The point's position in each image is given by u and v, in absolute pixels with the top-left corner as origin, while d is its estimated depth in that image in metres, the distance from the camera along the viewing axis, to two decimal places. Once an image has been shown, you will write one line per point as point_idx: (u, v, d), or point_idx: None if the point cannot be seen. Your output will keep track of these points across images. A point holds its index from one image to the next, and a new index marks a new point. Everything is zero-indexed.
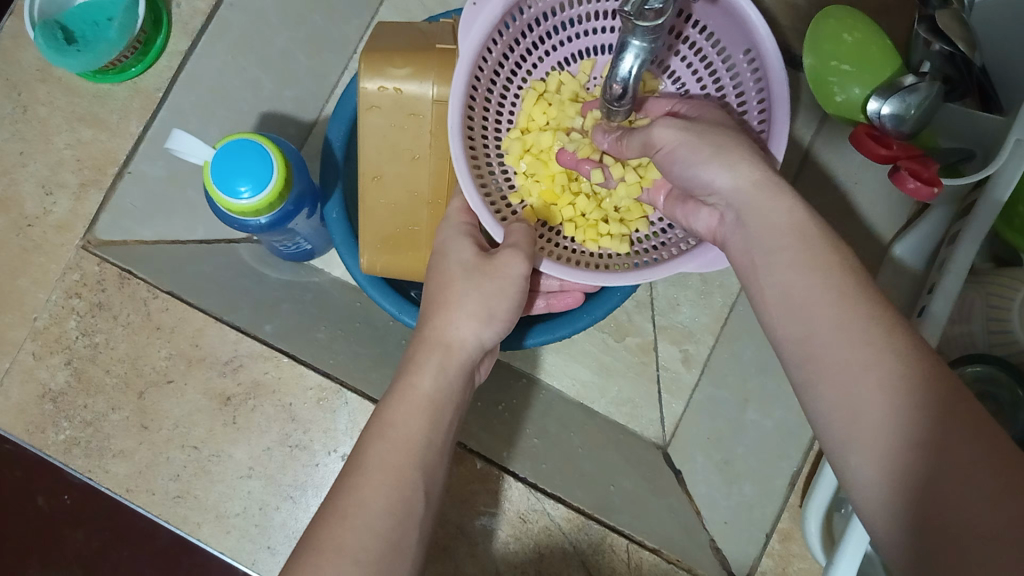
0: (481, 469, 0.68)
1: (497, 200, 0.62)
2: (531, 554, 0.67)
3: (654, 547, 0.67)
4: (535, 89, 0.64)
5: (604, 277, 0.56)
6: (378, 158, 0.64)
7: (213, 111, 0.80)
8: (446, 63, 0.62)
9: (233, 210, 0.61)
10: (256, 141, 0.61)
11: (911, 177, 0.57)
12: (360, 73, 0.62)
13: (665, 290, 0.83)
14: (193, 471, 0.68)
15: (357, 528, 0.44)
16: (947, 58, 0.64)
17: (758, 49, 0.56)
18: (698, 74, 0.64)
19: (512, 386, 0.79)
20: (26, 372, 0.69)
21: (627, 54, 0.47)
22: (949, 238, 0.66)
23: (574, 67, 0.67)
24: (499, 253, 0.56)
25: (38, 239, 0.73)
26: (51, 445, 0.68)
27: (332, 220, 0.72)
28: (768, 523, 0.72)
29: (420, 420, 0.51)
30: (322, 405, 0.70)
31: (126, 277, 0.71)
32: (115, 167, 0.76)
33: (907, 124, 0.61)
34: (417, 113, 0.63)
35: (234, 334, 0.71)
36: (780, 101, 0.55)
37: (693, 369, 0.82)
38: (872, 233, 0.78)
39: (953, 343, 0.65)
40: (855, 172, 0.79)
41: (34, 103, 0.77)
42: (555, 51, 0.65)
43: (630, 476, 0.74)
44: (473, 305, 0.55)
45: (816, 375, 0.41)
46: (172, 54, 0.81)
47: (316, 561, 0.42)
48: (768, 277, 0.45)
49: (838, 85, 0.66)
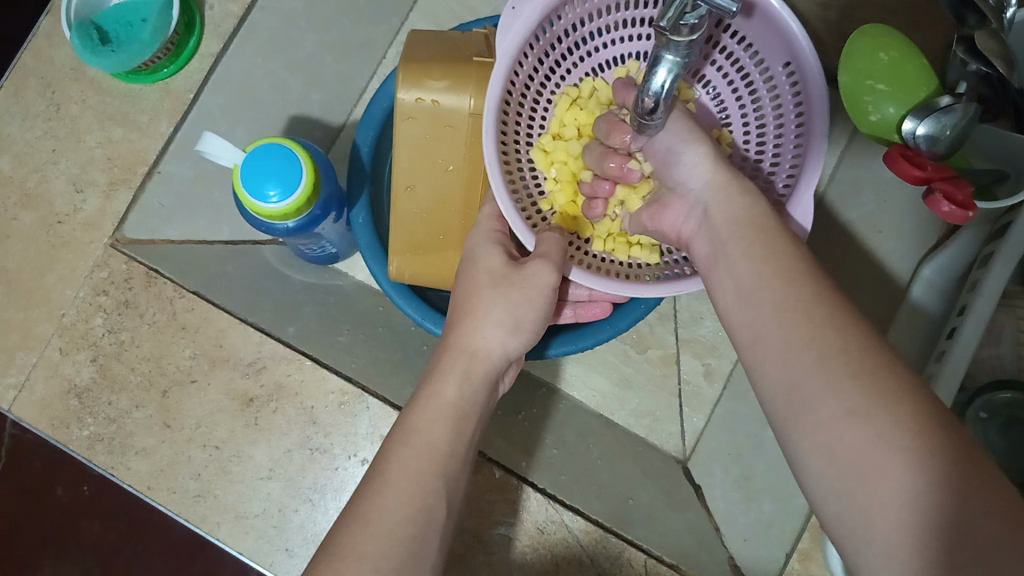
0: (500, 478, 0.68)
1: (528, 208, 0.62)
2: (548, 565, 0.67)
3: (672, 562, 0.66)
4: (569, 94, 0.63)
5: (633, 287, 0.56)
6: (410, 167, 0.65)
7: (242, 113, 0.81)
8: (484, 76, 0.62)
9: (261, 214, 0.62)
10: (286, 146, 0.61)
11: (946, 200, 0.57)
12: (398, 84, 0.62)
13: (688, 303, 0.83)
14: (213, 471, 0.69)
15: (376, 534, 0.44)
16: (982, 79, 0.63)
17: (799, 61, 0.55)
18: (732, 81, 0.64)
19: (532, 396, 0.79)
20: (52, 367, 0.70)
21: (659, 68, 0.46)
22: (981, 259, 0.66)
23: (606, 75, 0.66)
24: (528, 263, 0.56)
25: (67, 236, 0.74)
26: (74, 440, 0.69)
27: (359, 225, 0.72)
28: (788, 543, 0.70)
29: (444, 428, 0.51)
30: (343, 410, 0.70)
31: (152, 277, 0.72)
32: (145, 167, 0.77)
33: (941, 144, 0.61)
34: (453, 125, 0.63)
35: (257, 335, 0.71)
36: (820, 114, 0.55)
37: (715, 383, 0.82)
38: (901, 250, 0.77)
39: (981, 365, 0.64)
40: (886, 188, 0.77)
41: (67, 102, 0.78)
42: (588, 57, 0.65)
43: (648, 490, 0.73)
44: (502, 313, 0.55)
45: (793, 404, 0.39)
46: (203, 56, 0.81)
47: (335, 565, 0.42)
48: (739, 295, 0.43)
49: (872, 104, 0.64)
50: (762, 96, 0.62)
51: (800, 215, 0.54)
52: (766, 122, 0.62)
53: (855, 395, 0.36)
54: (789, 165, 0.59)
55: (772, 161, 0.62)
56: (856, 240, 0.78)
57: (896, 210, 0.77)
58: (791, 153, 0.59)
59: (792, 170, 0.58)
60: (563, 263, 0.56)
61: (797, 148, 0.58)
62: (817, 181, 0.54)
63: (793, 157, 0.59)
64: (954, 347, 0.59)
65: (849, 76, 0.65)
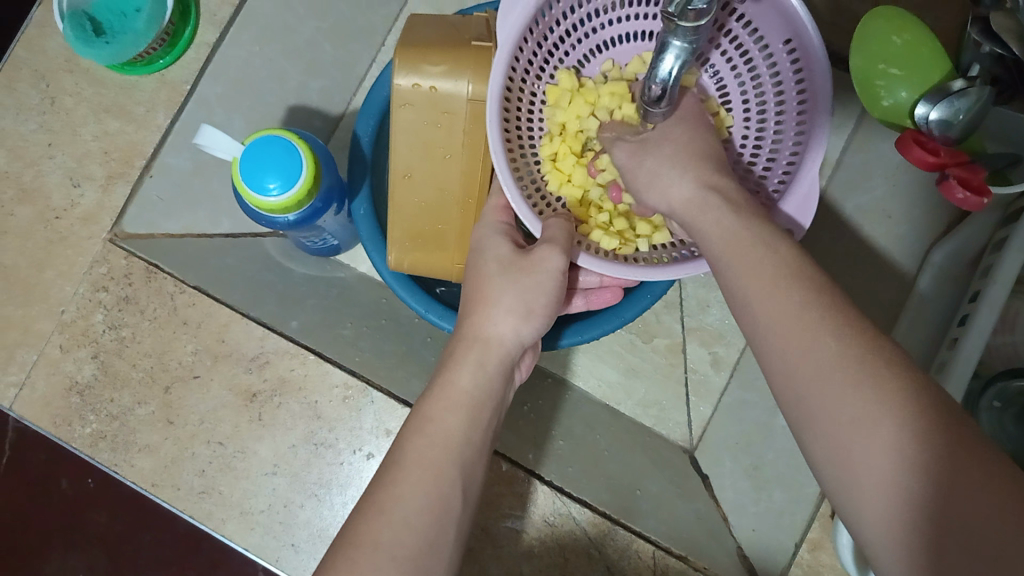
0: (507, 471, 0.68)
1: (534, 196, 0.61)
2: (556, 557, 0.66)
3: (680, 554, 0.66)
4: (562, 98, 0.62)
5: (642, 272, 0.55)
6: (410, 155, 0.63)
7: (239, 103, 0.79)
8: (484, 61, 0.60)
9: (262, 207, 0.61)
10: (283, 137, 0.60)
11: (961, 187, 0.57)
12: (394, 69, 0.60)
13: (695, 290, 0.82)
14: (218, 467, 0.68)
15: (393, 525, 0.43)
16: (996, 61, 0.61)
17: (801, 40, 0.54)
18: (735, 66, 0.63)
19: (539, 386, 0.78)
20: (52, 365, 0.69)
21: (667, 54, 0.45)
22: (994, 244, 0.65)
23: (596, 61, 0.65)
24: (536, 250, 0.55)
25: (65, 231, 0.73)
26: (77, 438, 0.68)
27: (359, 217, 0.71)
28: (798, 532, 0.70)
29: (458, 418, 0.50)
30: (348, 403, 0.70)
31: (152, 271, 0.71)
32: (142, 161, 0.76)
33: (954, 129, 0.60)
34: (451, 110, 0.62)
35: (259, 329, 0.70)
36: (824, 93, 0.54)
37: (722, 371, 0.81)
38: (909, 234, 0.75)
39: (995, 354, 0.62)
40: (895, 172, 0.76)
41: (61, 94, 0.77)
42: (580, 45, 0.64)
43: (656, 480, 0.72)
44: (514, 301, 0.54)
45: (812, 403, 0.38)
46: (199, 45, 0.80)
47: (351, 555, 0.42)
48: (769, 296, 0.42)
49: (885, 89, 0.63)
50: (762, 76, 0.61)
51: (806, 191, 0.54)
52: (766, 103, 0.62)
53: (864, 368, 0.36)
54: (792, 145, 0.58)
55: (773, 143, 0.61)
56: (864, 225, 0.77)
57: (907, 193, 0.76)
58: (793, 133, 0.58)
59: (797, 148, 0.58)
60: (571, 249, 0.54)
61: (799, 129, 0.58)
62: (823, 156, 0.53)
63: (794, 144, 0.58)
64: (969, 333, 0.59)
65: (862, 60, 0.63)
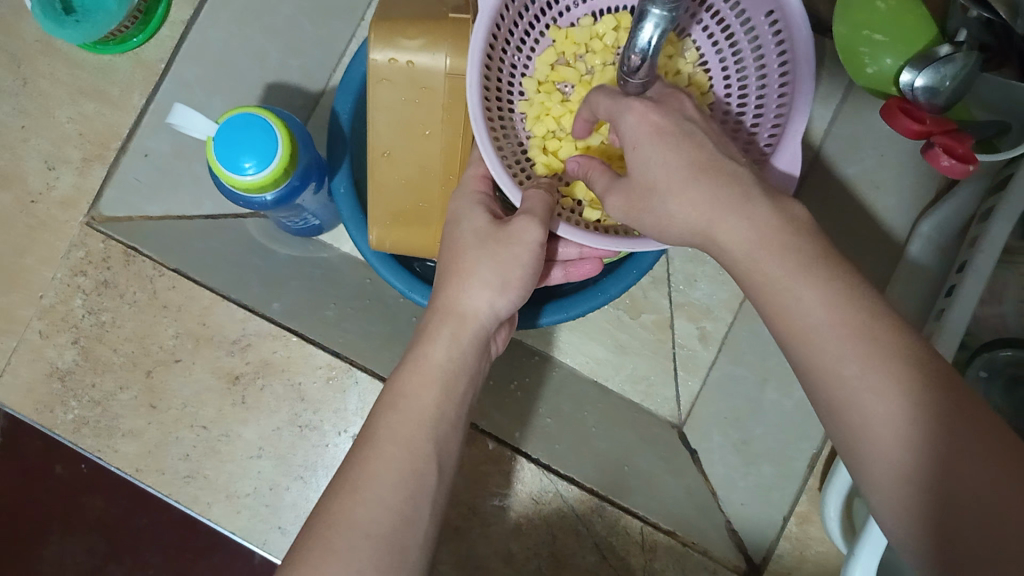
0: (493, 450, 0.68)
1: (514, 165, 0.60)
2: (544, 535, 0.67)
3: (669, 529, 0.66)
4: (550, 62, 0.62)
5: (623, 242, 0.54)
6: (388, 133, 0.62)
7: (217, 83, 0.77)
8: (462, 34, 0.59)
9: (239, 187, 0.59)
10: (260, 116, 0.59)
11: (946, 154, 0.56)
12: (370, 44, 0.59)
13: (682, 266, 0.81)
14: (202, 451, 0.68)
15: (368, 504, 0.43)
16: (984, 27, 0.59)
17: (783, 10, 0.53)
18: (716, 40, 0.62)
19: (525, 364, 0.77)
20: (33, 351, 0.69)
21: (646, 22, 0.43)
22: (980, 215, 0.64)
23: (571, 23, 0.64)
24: (513, 220, 0.53)
25: (42, 215, 0.72)
26: (60, 424, 0.68)
27: (339, 195, 0.70)
28: (786, 507, 0.70)
29: (433, 396, 0.49)
30: (332, 385, 0.69)
31: (130, 255, 0.70)
32: (119, 142, 0.74)
33: (941, 97, 0.60)
34: (430, 87, 0.60)
35: (241, 311, 0.70)
36: (807, 63, 0.53)
37: (710, 346, 0.80)
38: (896, 207, 0.75)
39: (984, 325, 0.62)
40: (881, 144, 0.75)
41: (35, 75, 0.75)
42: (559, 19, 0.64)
43: (646, 457, 0.72)
44: (488, 273, 0.53)
45: None
46: (174, 24, 0.78)
47: (327, 538, 0.41)
48: None
49: (869, 56, 0.63)
50: (744, 50, 0.60)
51: (785, 163, 0.52)
52: (748, 79, 0.60)
53: None
54: (774, 115, 0.57)
55: (754, 114, 0.60)
56: (851, 197, 0.76)
57: (895, 166, 0.75)
58: (776, 103, 0.57)
59: (777, 119, 0.56)
60: (550, 219, 0.53)
61: (780, 99, 0.56)
62: (803, 128, 0.52)
63: (775, 116, 0.57)
64: (954, 304, 0.58)
65: (846, 28, 0.64)
